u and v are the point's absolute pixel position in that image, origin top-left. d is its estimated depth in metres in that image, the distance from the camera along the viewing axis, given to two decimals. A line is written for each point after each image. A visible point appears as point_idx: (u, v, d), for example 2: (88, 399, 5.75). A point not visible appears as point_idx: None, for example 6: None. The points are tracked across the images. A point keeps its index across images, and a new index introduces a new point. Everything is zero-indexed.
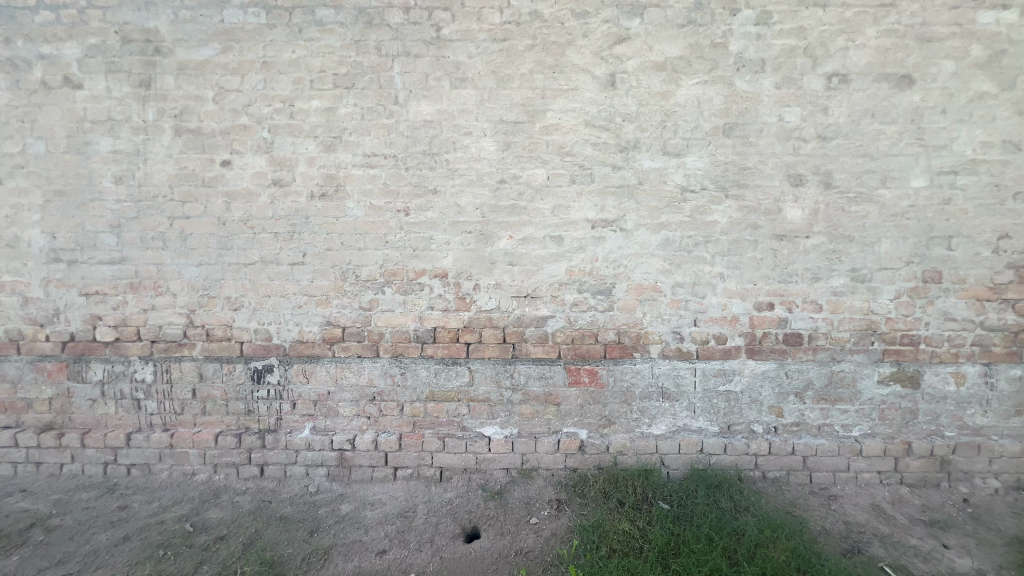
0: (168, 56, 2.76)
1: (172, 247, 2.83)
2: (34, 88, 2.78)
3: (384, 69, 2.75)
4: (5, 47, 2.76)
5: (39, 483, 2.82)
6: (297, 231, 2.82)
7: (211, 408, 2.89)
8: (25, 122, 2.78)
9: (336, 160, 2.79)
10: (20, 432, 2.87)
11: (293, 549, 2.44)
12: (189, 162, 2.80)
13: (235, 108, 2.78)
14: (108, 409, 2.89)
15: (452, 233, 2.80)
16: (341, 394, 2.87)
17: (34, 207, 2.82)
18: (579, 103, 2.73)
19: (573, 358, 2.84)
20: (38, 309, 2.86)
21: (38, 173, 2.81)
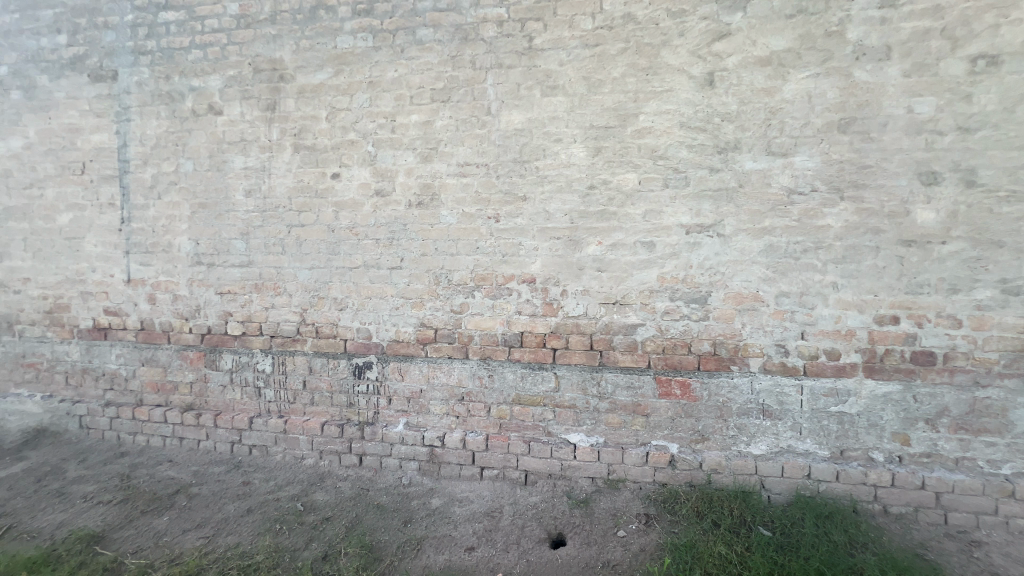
0: (290, 81, 3.09)
1: (290, 252, 3.16)
2: (186, 116, 3.24)
3: (478, 81, 2.86)
4: (165, 82, 3.25)
5: (182, 454, 3.27)
6: (396, 238, 3.01)
7: (319, 399, 3.17)
8: (179, 145, 3.26)
9: (432, 170, 2.95)
10: (168, 410, 3.35)
11: (389, 536, 2.57)
12: (306, 175, 3.11)
13: (345, 125, 3.04)
14: (236, 394, 3.28)
15: (541, 238, 2.83)
16: (433, 392, 3.01)
17: (184, 218, 3.29)
18: (674, 105, 2.64)
19: (664, 369, 2.74)
20: (184, 304, 3.33)
21: (187, 188, 3.27)
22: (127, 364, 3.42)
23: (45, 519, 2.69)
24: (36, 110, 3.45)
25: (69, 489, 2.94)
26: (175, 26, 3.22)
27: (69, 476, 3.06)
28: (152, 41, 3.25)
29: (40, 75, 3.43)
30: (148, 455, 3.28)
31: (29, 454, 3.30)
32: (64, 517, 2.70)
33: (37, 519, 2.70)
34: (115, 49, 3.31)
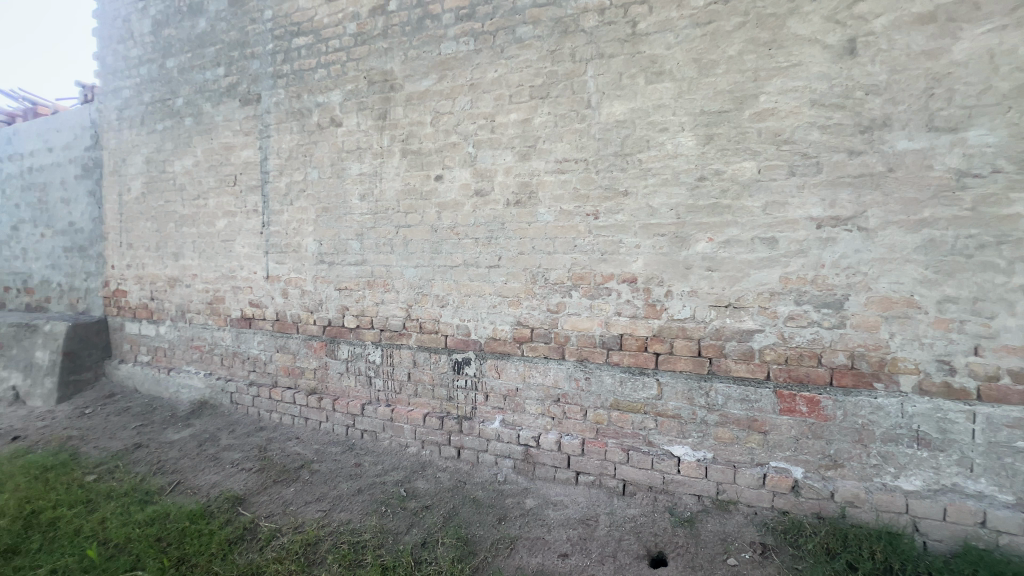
0: (399, 90, 3.28)
1: (398, 251, 3.36)
2: (313, 129, 3.61)
3: (578, 74, 2.77)
4: (297, 101, 3.65)
5: (307, 433, 3.65)
6: (494, 237, 3.05)
7: (421, 391, 3.33)
8: (307, 156, 3.64)
9: (530, 168, 2.93)
10: (297, 392, 3.76)
11: (484, 531, 2.60)
12: (412, 178, 3.28)
13: (448, 129, 3.15)
14: (351, 382, 3.58)
15: (644, 236, 2.66)
16: (528, 392, 3.00)
17: (310, 221, 3.66)
18: (803, 80, 2.31)
19: (786, 382, 2.42)
20: (310, 299, 3.71)
21: (313, 194, 3.64)
22: (266, 349, 3.91)
23: (203, 478, 3.17)
24: (202, 132, 4.10)
25: (221, 455, 3.43)
26: (305, 49, 3.60)
27: (222, 444, 3.58)
28: (287, 66, 3.67)
29: (205, 103, 4.06)
30: (281, 431, 3.72)
31: (194, 422, 3.94)
32: (217, 478, 3.16)
33: (198, 477, 3.19)
34: (259, 75, 3.79)
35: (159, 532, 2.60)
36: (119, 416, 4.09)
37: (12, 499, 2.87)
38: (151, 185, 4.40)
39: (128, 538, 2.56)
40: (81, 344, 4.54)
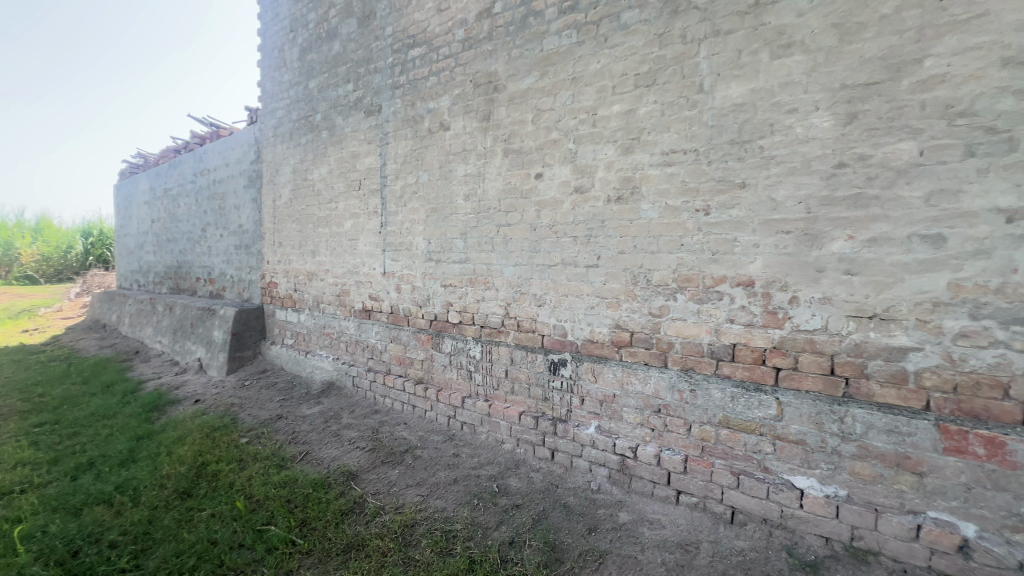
0: (502, 91, 3.32)
1: (498, 249, 3.41)
2: (424, 134, 3.82)
3: (689, 56, 2.53)
4: (411, 108, 3.91)
5: (414, 419, 3.91)
6: (593, 235, 2.93)
7: (518, 389, 3.35)
8: (419, 160, 3.88)
9: (633, 162, 2.75)
10: (406, 380, 4.05)
11: (572, 540, 2.52)
12: (513, 177, 3.30)
13: (549, 126, 3.10)
14: (453, 375, 3.73)
15: (763, 233, 2.34)
16: (626, 399, 2.83)
17: (421, 221, 3.90)
18: (990, 35, 1.82)
19: (955, 415, 1.94)
20: (419, 294, 3.96)
21: (423, 196, 3.86)
22: (382, 339, 4.27)
23: (326, 451, 3.56)
24: (334, 143, 4.60)
25: (342, 432, 3.83)
26: (419, 60, 3.83)
27: (343, 422, 4.00)
28: (403, 77, 3.95)
29: (337, 117, 4.56)
30: (392, 415, 4.03)
31: (323, 400, 4.45)
32: (337, 453, 3.52)
33: (322, 450, 3.59)
34: (381, 88, 4.14)
35: (288, 494, 2.97)
36: (268, 389, 4.80)
37: (189, 451, 3.52)
38: (296, 192, 5.07)
39: (265, 496, 2.97)
40: (244, 326, 5.42)
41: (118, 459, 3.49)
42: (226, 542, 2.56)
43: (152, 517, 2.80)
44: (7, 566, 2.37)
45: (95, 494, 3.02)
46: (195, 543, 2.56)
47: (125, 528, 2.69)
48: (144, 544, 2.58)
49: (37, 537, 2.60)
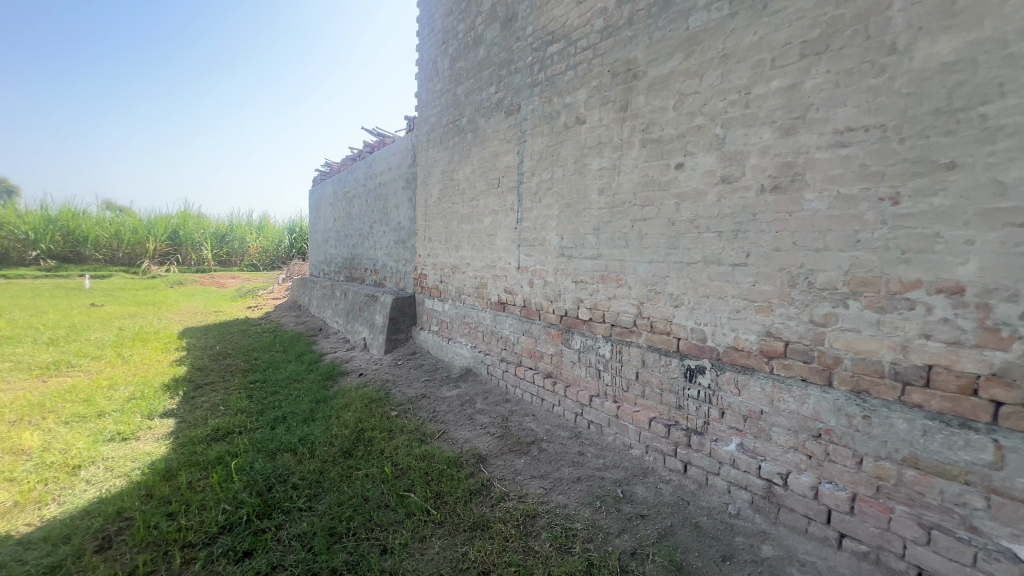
0: (642, 78, 3.15)
1: (632, 245, 3.26)
2: (560, 130, 3.83)
3: (877, 11, 2.08)
4: (548, 105, 3.94)
5: (542, 412, 3.98)
6: (741, 230, 2.61)
7: (649, 394, 3.17)
8: (554, 156, 3.90)
9: (794, 145, 2.37)
10: (536, 373, 4.14)
11: (702, 564, 2.30)
12: (651, 169, 3.11)
13: (693, 111, 2.85)
14: (582, 372, 3.70)
15: (981, 226, 1.82)
16: (777, 418, 2.48)
17: (555, 216, 3.92)
18: None
19: None
20: (551, 289, 4.00)
21: (558, 192, 3.88)
22: (514, 331, 4.44)
23: (461, 433, 3.83)
24: (478, 144, 4.88)
25: (475, 416, 4.08)
26: (557, 55, 3.84)
27: (477, 407, 4.26)
28: (542, 74, 4.00)
29: (480, 119, 4.83)
30: (521, 406, 4.17)
31: (461, 384, 4.80)
32: (470, 435, 3.76)
33: (457, 431, 3.87)
34: (520, 87, 4.26)
35: (427, 467, 3.27)
36: (416, 370, 5.35)
37: (352, 417, 4.11)
38: (444, 191, 5.52)
39: (408, 466, 3.32)
40: (399, 312, 6.12)
41: (302, 417, 4.24)
42: (375, 500, 2.93)
43: (323, 469, 3.33)
44: (227, 489, 3.05)
45: (285, 442, 3.71)
46: (352, 497, 2.98)
47: (303, 474, 3.25)
48: (316, 490, 3.08)
49: (246, 470, 3.30)
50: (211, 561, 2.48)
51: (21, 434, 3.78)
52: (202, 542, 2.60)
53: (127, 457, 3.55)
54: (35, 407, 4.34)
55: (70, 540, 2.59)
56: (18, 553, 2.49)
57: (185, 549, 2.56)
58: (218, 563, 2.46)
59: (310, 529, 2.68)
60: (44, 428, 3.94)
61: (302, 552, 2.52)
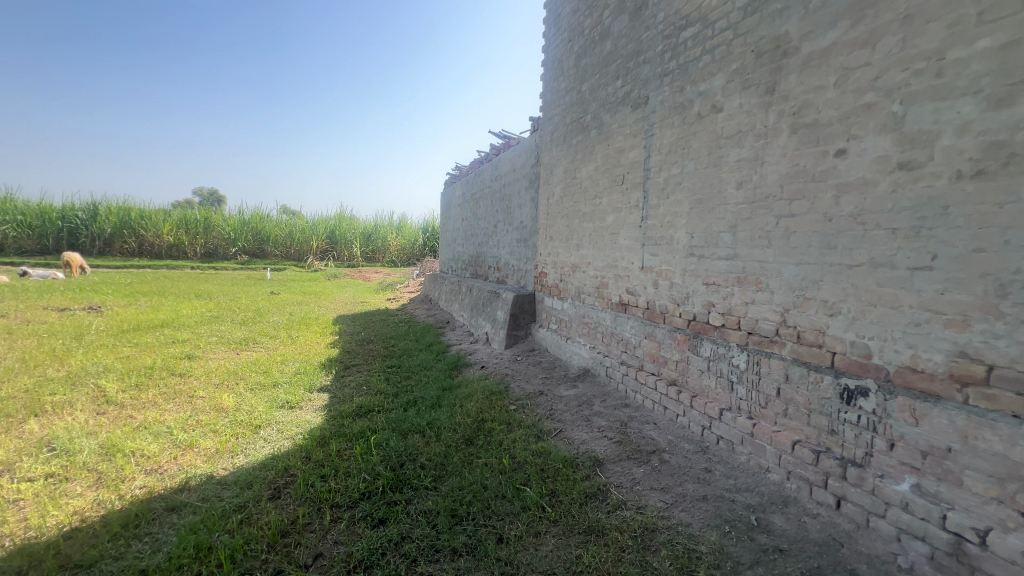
0: (794, 55, 2.78)
1: (776, 245, 2.91)
2: (693, 120, 3.57)
3: None
4: (680, 94, 3.70)
5: (664, 422, 3.75)
6: (925, 227, 2.16)
7: (793, 413, 2.79)
8: (685, 149, 3.65)
9: (1010, 119, 1.89)
10: (658, 379, 3.92)
11: None
12: (802, 158, 2.74)
13: (860, 87, 2.43)
14: (711, 382, 3.40)
15: None
16: (973, 460, 2.00)
17: (684, 214, 3.67)
18: None
19: None
20: (678, 291, 3.76)
21: (688, 187, 3.62)
22: (636, 334, 4.26)
23: (577, 433, 3.79)
24: (602, 141, 4.78)
25: (593, 418, 4.01)
26: (692, 40, 3.58)
27: (595, 409, 4.18)
28: (673, 62, 3.77)
29: (605, 115, 4.72)
30: (642, 412, 3.99)
31: (579, 384, 4.76)
32: (586, 437, 3.71)
33: (573, 431, 3.85)
34: (649, 78, 4.07)
35: (543, 464, 3.31)
36: (534, 367, 5.45)
37: (474, 407, 4.33)
38: (566, 190, 5.52)
39: (525, 460, 3.39)
40: (520, 309, 6.29)
41: (430, 402, 4.59)
42: (493, 489, 3.04)
43: (447, 453, 3.57)
44: (367, 461, 3.42)
45: (415, 424, 4.05)
46: (472, 483, 3.14)
47: (430, 456, 3.52)
48: (440, 472, 3.31)
49: (383, 446, 3.67)
50: (353, 522, 2.80)
51: (222, 395, 4.71)
52: (347, 505, 2.96)
53: (293, 422, 4.20)
54: (231, 374, 5.37)
55: (252, 486, 3.14)
56: (217, 491, 3.09)
57: (334, 508, 2.94)
58: (359, 525, 2.77)
59: (435, 508, 2.88)
60: (237, 392, 4.85)
61: (427, 528, 2.72)
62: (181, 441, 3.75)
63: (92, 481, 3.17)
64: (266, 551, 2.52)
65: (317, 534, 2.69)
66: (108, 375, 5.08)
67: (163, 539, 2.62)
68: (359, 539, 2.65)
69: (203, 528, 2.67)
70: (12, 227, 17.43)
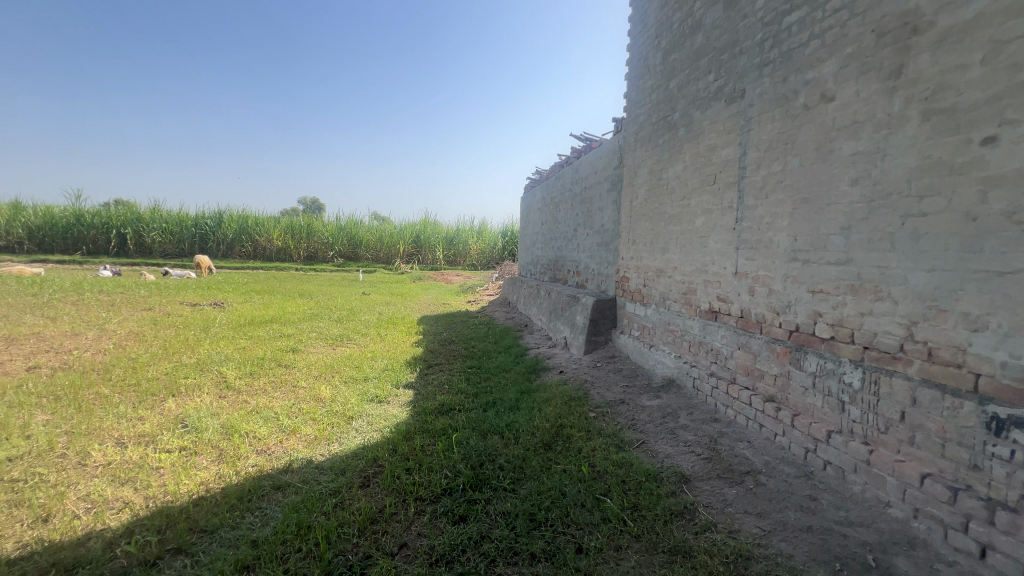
0: (926, 32, 2.43)
1: (900, 249, 2.56)
2: (798, 112, 3.26)
3: None
4: (782, 85, 3.41)
5: (760, 440, 3.45)
6: None
7: (921, 442, 2.43)
8: (788, 144, 3.35)
9: None
10: (754, 394, 3.62)
11: None
12: (936, 149, 2.39)
13: (1017, 62, 2.07)
14: (817, 401, 3.07)
15: None
16: None
17: (786, 215, 3.36)
18: None
19: None
20: (778, 299, 3.45)
21: (791, 185, 3.31)
22: (728, 344, 3.98)
23: (661, 446, 3.61)
24: (691, 139, 4.54)
25: (678, 431, 3.80)
26: (797, 25, 3.28)
27: (680, 422, 3.96)
28: (775, 50, 3.48)
29: (695, 111, 4.48)
30: (734, 429, 3.70)
31: (663, 395, 4.54)
32: (671, 451, 3.52)
33: (657, 443, 3.67)
34: (746, 70, 3.79)
35: (624, 475, 3.19)
36: (615, 374, 5.29)
37: (553, 412, 4.29)
38: (651, 192, 5.32)
39: (605, 470, 3.29)
40: (600, 314, 6.15)
41: (509, 404, 4.64)
42: (572, 497, 2.98)
43: (525, 456, 3.57)
44: (449, 458, 3.52)
45: (494, 425, 4.11)
46: (550, 489, 3.10)
47: (509, 458, 3.54)
48: (519, 475, 3.31)
49: (463, 444, 3.76)
50: (435, 517, 2.89)
51: (320, 387, 5.12)
52: (429, 499, 3.07)
53: (381, 416, 4.45)
54: (328, 368, 5.83)
55: (345, 473, 3.37)
56: (316, 475, 3.36)
57: (417, 501, 3.06)
58: (440, 520, 2.86)
59: (513, 511, 2.89)
60: (333, 385, 5.25)
61: (506, 529, 2.73)
62: (286, 426, 4.13)
63: (215, 456, 3.60)
64: (356, 535, 2.69)
65: (402, 524, 2.81)
66: (228, 363, 5.75)
67: (270, 514, 2.90)
68: (440, 533, 2.73)
69: (303, 508, 2.91)
70: (158, 233, 20.45)
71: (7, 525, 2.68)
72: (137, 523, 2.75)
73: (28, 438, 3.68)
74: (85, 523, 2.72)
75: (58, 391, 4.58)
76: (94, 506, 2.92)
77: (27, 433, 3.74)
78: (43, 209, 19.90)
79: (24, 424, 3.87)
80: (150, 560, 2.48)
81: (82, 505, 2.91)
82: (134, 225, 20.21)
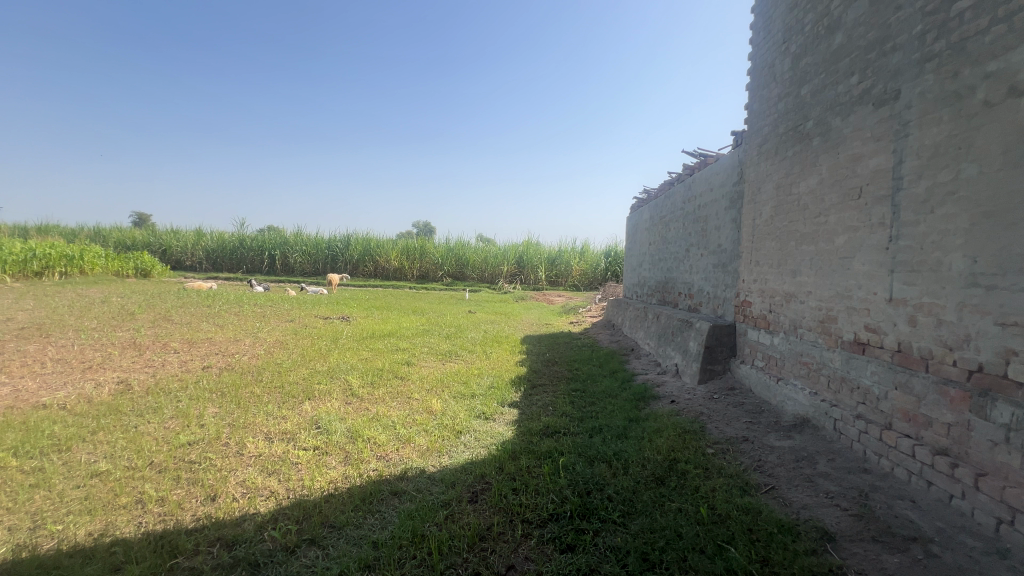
0: None
1: None
2: (975, 111, 2.76)
3: None
4: (952, 81, 2.92)
5: (928, 501, 2.88)
6: None
7: None
8: (961, 148, 2.84)
9: None
10: (918, 445, 3.04)
11: None
12: None
13: None
14: (1013, 460, 2.48)
15: None
16: None
17: (960, 232, 2.84)
18: None
19: None
20: (950, 332, 2.89)
21: (967, 197, 2.80)
22: (881, 383, 3.42)
23: (796, 495, 3.18)
24: (829, 149, 4.08)
25: (816, 480, 3.32)
26: (971, 11, 2.81)
27: (819, 469, 3.46)
28: (940, 42, 3.00)
29: (834, 118, 4.03)
30: (890, 484, 3.14)
31: (795, 436, 4.02)
32: (809, 502, 3.07)
33: (790, 491, 3.23)
34: (900, 67, 3.33)
35: (751, 523, 2.85)
36: (735, 408, 4.83)
37: (665, 444, 4.03)
38: (778, 208, 4.86)
39: (727, 515, 2.98)
40: (717, 341, 5.72)
41: (617, 432, 4.44)
42: (689, 540, 2.73)
43: (636, 489, 3.37)
44: (555, 482, 3.46)
45: (601, 452, 3.96)
46: (664, 528, 2.88)
47: (617, 489, 3.37)
48: (629, 509, 3.13)
49: (569, 469, 3.68)
50: (543, 542, 2.84)
51: (432, 400, 5.40)
52: (536, 522, 3.02)
53: (488, 433, 4.54)
54: (439, 382, 6.13)
55: (454, 486, 3.48)
56: (428, 485, 3.51)
57: (524, 523, 3.03)
58: (548, 546, 2.80)
59: (623, 547, 2.73)
60: (443, 398, 5.50)
61: (617, 566, 2.58)
62: (402, 435, 4.40)
63: (342, 457, 3.94)
64: (465, 550, 2.73)
65: (509, 545, 2.81)
66: (353, 372, 6.33)
67: (388, 518, 3.07)
68: (548, 560, 2.66)
69: (417, 516, 3.05)
70: (300, 254, 23.59)
71: (186, 499, 3.19)
72: (280, 511, 3.09)
73: (202, 426, 4.38)
74: (242, 506, 3.14)
75: (224, 388, 5.42)
76: (248, 491, 3.35)
77: (201, 422, 4.46)
78: (218, 235, 24.12)
79: (200, 415, 4.62)
80: (290, 546, 2.77)
81: (240, 489, 3.37)
82: (282, 247, 23.58)
